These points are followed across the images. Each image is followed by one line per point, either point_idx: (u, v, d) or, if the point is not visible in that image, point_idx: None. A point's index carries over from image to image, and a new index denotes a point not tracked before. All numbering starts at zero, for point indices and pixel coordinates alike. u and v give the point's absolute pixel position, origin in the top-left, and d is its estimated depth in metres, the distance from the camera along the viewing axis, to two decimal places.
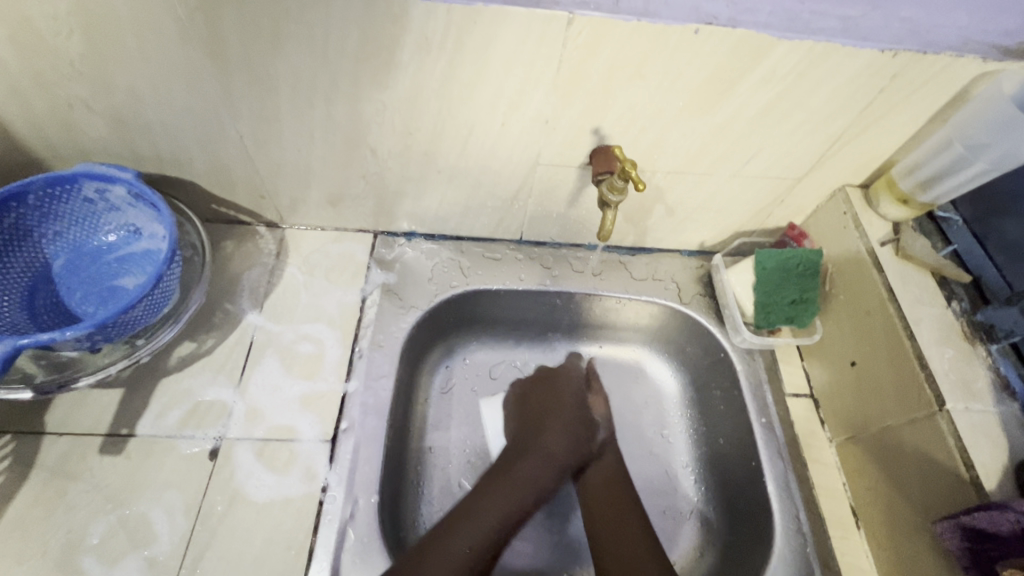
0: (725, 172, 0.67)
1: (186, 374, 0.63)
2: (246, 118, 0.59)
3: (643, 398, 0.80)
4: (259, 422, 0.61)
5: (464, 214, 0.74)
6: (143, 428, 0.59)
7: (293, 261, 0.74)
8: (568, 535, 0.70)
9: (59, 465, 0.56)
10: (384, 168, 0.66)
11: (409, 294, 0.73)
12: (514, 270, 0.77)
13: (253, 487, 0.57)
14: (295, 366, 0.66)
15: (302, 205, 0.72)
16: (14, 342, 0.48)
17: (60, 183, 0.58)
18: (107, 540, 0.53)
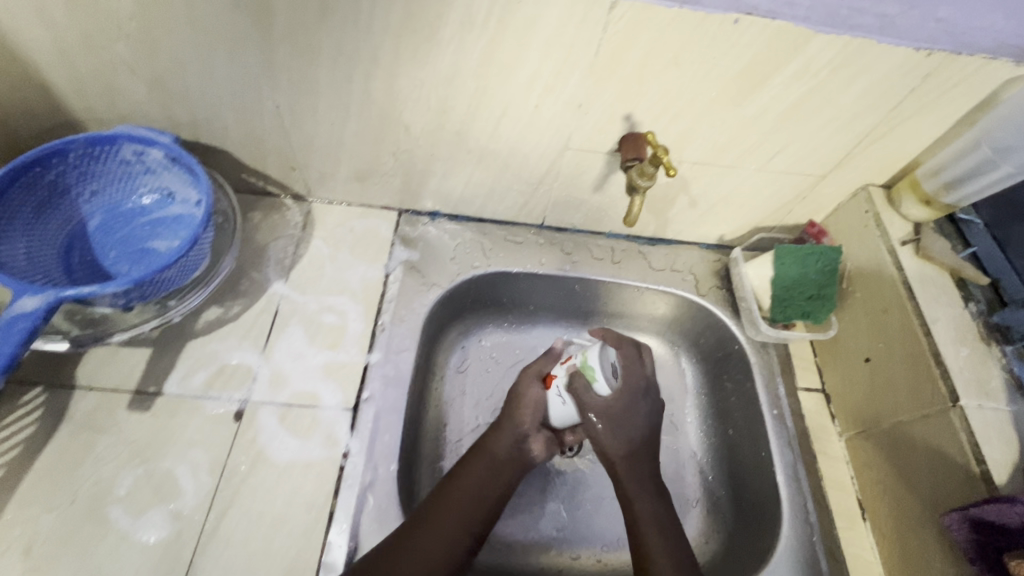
0: (750, 166, 0.68)
1: (213, 338, 0.64)
2: (284, 89, 0.60)
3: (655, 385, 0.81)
4: (282, 387, 0.63)
5: (490, 196, 0.75)
6: (169, 388, 0.61)
7: (318, 234, 0.75)
8: (575, 516, 0.72)
9: (88, 418, 0.58)
10: (416, 146, 0.67)
11: (431, 272, 0.74)
12: (535, 254, 0.78)
13: (276, 449, 0.59)
14: (318, 336, 0.67)
15: (331, 179, 0.73)
16: (57, 293, 0.49)
17: (101, 143, 0.59)
18: (134, 492, 0.55)
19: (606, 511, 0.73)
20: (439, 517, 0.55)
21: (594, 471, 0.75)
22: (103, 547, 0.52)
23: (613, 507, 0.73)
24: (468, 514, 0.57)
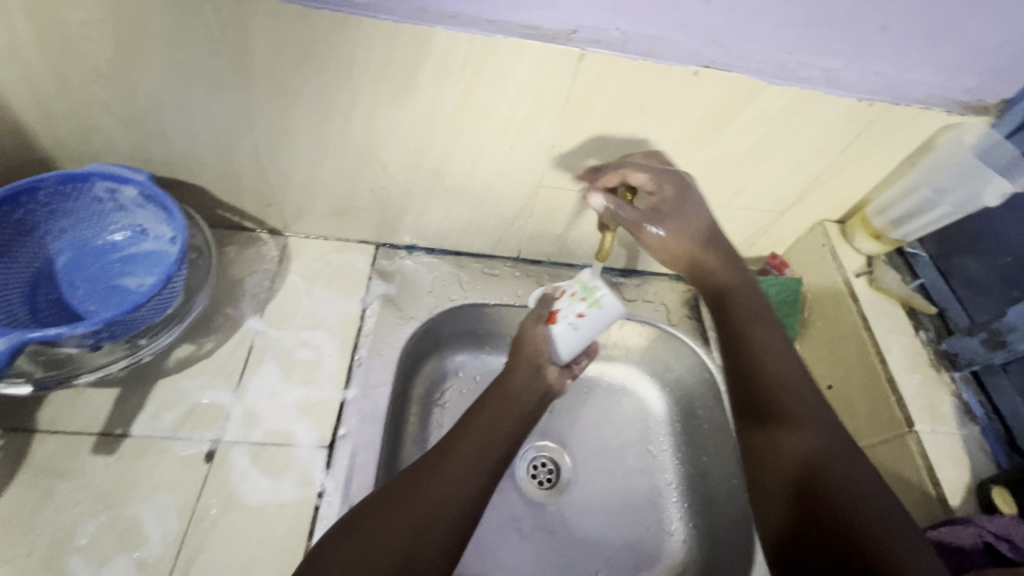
0: (714, 202, 0.71)
1: (184, 376, 0.63)
2: (263, 128, 0.61)
3: (631, 414, 0.84)
4: (256, 426, 0.61)
5: (466, 230, 0.77)
6: (137, 429, 0.59)
7: (294, 268, 0.75)
8: (556, 548, 0.72)
9: (49, 464, 0.56)
10: (394, 183, 0.68)
11: (408, 305, 0.75)
12: (511, 285, 0.80)
13: (248, 490, 0.57)
14: (294, 371, 0.66)
15: (307, 214, 0.74)
16: (23, 335, 0.48)
17: (72, 181, 0.59)
18: (96, 541, 0.52)
19: (587, 542, 0.73)
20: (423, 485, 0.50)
21: (572, 502, 0.76)
22: None
23: (592, 538, 0.73)
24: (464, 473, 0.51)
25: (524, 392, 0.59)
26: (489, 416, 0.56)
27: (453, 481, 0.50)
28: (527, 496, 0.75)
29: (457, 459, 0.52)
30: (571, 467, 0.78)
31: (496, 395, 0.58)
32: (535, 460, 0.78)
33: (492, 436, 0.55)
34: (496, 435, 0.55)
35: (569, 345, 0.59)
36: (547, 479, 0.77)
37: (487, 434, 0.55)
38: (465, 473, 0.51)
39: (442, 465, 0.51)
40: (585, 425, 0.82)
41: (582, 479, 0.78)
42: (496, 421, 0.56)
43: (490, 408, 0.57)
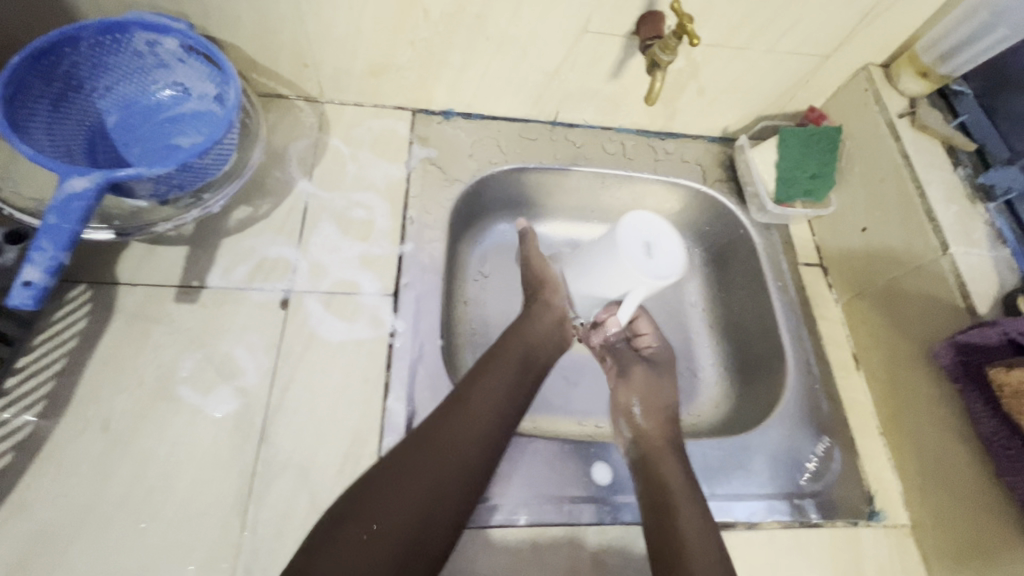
0: (760, 47, 0.70)
1: (248, 233, 0.65)
2: None
3: (665, 277, 0.86)
4: (323, 276, 0.65)
5: (506, 88, 0.76)
6: (213, 280, 0.62)
7: (335, 134, 0.75)
8: (598, 393, 0.77)
9: (138, 310, 0.59)
10: (435, 35, 0.67)
11: (452, 168, 0.76)
12: (550, 148, 0.80)
13: (326, 330, 0.62)
14: (351, 229, 0.69)
15: (344, 76, 0.72)
16: (109, 173, 0.49)
17: (112, 32, 0.57)
18: (197, 374, 0.57)
19: None
20: (433, 454, 0.51)
21: None
22: (177, 421, 0.55)
23: None
24: (472, 455, 0.53)
25: (527, 352, 0.63)
26: (496, 389, 0.58)
27: (437, 492, 0.49)
28: (569, 349, 0.80)
29: (461, 433, 0.53)
30: None
31: (513, 362, 0.61)
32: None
33: (498, 409, 0.56)
34: (499, 419, 0.56)
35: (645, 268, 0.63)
36: None
37: (472, 445, 0.53)
38: (451, 486, 0.50)
39: (426, 464, 0.50)
40: None
41: None
42: (487, 434, 0.54)
43: (476, 419, 0.55)
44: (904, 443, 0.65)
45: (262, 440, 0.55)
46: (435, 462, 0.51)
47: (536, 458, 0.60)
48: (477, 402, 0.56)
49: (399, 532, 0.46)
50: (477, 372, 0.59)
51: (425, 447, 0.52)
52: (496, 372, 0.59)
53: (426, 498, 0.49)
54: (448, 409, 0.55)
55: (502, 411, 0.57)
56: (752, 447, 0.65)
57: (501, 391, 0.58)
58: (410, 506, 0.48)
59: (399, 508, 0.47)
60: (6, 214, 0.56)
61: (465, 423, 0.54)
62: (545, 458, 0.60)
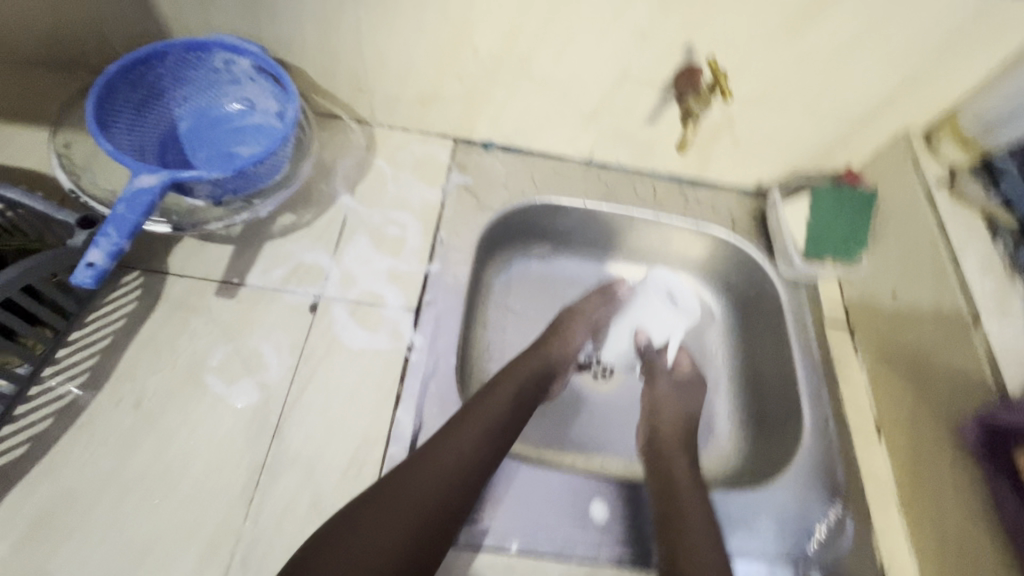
0: (797, 105, 0.71)
1: (289, 239, 0.70)
2: (367, 5, 0.64)
3: (688, 322, 0.87)
4: (352, 286, 0.68)
5: (544, 126, 0.79)
6: (252, 279, 0.67)
7: (380, 156, 0.79)
8: (607, 430, 0.77)
9: (181, 300, 0.64)
10: (482, 71, 0.71)
11: (486, 196, 0.79)
12: (581, 187, 0.83)
13: (349, 337, 0.65)
14: (384, 244, 0.72)
15: (395, 102, 0.77)
16: (175, 174, 0.54)
17: (195, 50, 0.64)
18: (225, 364, 0.61)
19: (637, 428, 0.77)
20: (424, 469, 0.54)
21: (624, 393, 0.80)
22: (200, 406, 0.58)
23: None
24: (460, 475, 0.54)
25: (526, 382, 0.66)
26: (491, 414, 0.60)
27: (431, 510, 0.52)
28: (581, 384, 0.80)
29: (450, 455, 0.55)
30: (624, 364, 0.82)
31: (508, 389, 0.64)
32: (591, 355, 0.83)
33: (487, 432, 0.58)
34: (491, 443, 0.58)
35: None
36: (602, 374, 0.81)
37: (465, 463, 0.55)
38: (443, 500, 0.53)
39: (421, 480, 0.53)
40: None
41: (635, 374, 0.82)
42: (481, 449, 0.57)
43: (464, 438, 0.57)
44: (924, 520, 0.62)
45: (275, 434, 0.58)
46: (425, 477, 0.53)
47: (533, 486, 0.60)
48: (473, 425, 0.58)
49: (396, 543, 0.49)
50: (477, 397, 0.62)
51: (418, 463, 0.54)
52: (494, 398, 0.62)
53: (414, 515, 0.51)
54: (443, 429, 0.57)
55: (490, 428, 0.59)
56: (759, 505, 0.63)
57: (493, 412, 0.60)
58: (407, 522, 0.50)
59: (398, 522, 0.50)
60: (83, 201, 0.62)
61: (458, 444, 0.56)
62: (535, 486, 0.60)
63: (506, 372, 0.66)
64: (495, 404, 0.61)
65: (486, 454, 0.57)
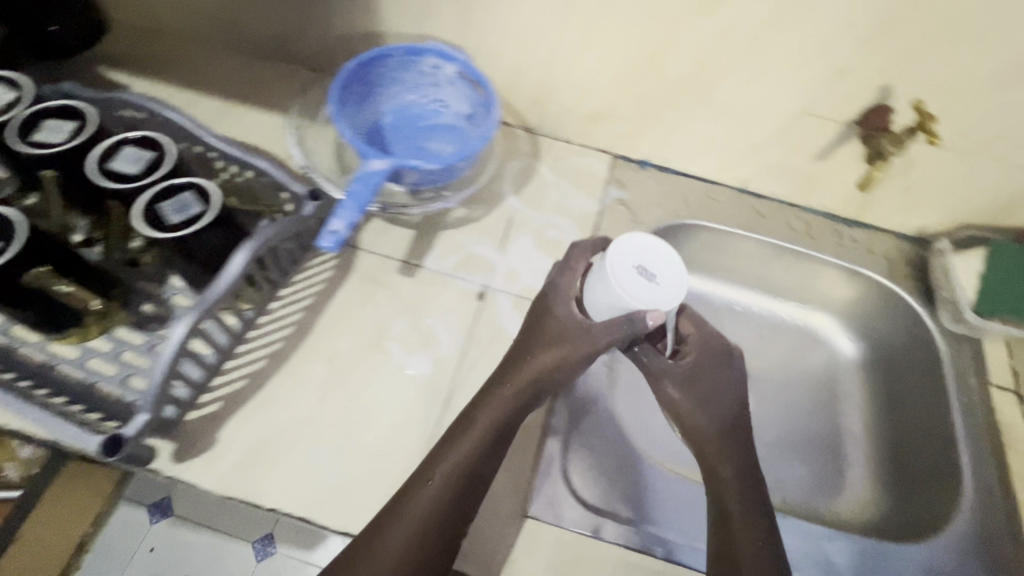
0: (988, 155, 0.69)
1: (462, 231, 0.76)
2: (572, 26, 0.69)
3: (821, 363, 0.85)
4: (516, 281, 0.73)
5: (706, 151, 0.81)
6: (429, 263, 0.73)
7: (544, 164, 0.84)
8: None
9: (370, 273, 0.71)
10: (661, 94, 0.75)
11: (641, 212, 0.82)
12: (734, 214, 0.84)
13: (513, 327, 0.69)
14: (545, 246, 0.77)
15: (567, 115, 0.82)
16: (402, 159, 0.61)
17: (412, 55, 0.72)
18: (405, 336, 0.67)
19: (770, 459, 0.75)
20: (418, 498, 0.52)
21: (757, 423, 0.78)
22: (382, 370, 0.64)
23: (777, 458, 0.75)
24: (452, 501, 0.52)
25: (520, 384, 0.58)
26: (486, 429, 0.55)
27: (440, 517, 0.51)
28: None
29: (445, 479, 0.53)
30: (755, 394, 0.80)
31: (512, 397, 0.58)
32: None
33: (490, 451, 0.55)
34: (483, 462, 0.54)
35: (656, 296, 0.54)
36: None
37: (465, 464, 0.54)
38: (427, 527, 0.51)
39: (423, 490, 0.52)
40: (773, 357, 0.85)
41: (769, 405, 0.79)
42: (485, 449, 0.55)
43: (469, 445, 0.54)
44: None
45: (445, 405, 0.63)
46: (413, 506, 0.51)
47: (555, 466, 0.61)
48: (468, 441, 0.55)
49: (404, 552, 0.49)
50: (479, 395, 0.58)
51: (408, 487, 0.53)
52: (490, 408, 0.57)
53: (405, 547, 0.50)
54: (441, 445, 0.55)
55: (505, 424, 0.56)
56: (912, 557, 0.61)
57: (499, 408, 0.57)
58: (414, 527, 0.50)
59: (394, 541, 0.50)
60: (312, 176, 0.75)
61: (460, 447, 0.54)
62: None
63: (511, 369, 0.59)
64: (500, 403, 0.57)
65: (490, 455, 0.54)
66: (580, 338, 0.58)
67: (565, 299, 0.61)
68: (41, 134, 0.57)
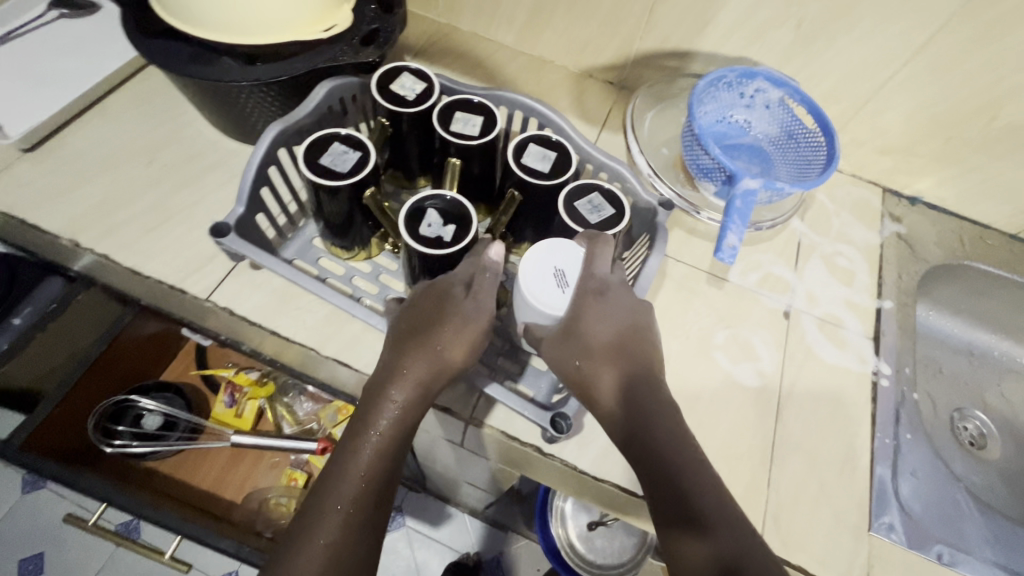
0: None
1: (756, 250, 0.79)
2: (919, 65, 0.72)
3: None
4: (816, 305, 0.76)
5: (995, 195, 0.83)
6: (733, 278, 0.76)
7: (821, 191, 0.87)
8: (997, 490, 0.80)
9: (683, 281, 0.75)
10: (981, 136, 0.77)
11: (920, 249, 0.84)
12: (1009, 260, 0.85)
13: (822, 349, 0.72)
14: (836, 272, 0.79)
15: (856, 146, 0.85)
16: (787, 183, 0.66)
17: (744, 77, 0.75)
18: (727, 345, 0.70)
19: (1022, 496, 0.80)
20: (346, 458, 0.50)
21: (999, 463, 0.83)
22: (713, 376, 0.68)
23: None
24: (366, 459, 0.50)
25: (437, 331, 0.54)
26: (408, 388, 0.52)
27: (369, 496, 0.49)
28: (964, 444, 0.83)
29: (365, 437, 0.51)
30: (994, 436, 0.86)
31: (429, 348, 0.53)
32: (959, 422, 0.85)
33: (398, 413, 0.52)
34: (400, 424, 0.52)
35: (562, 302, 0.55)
36: (976, 439, 0.84)
37: (394, 437, 0.51)
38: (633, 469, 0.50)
39: (348, 469, 0.50)
40: (1010, 405, 0.89)
41: (1009, 447, 0.85)
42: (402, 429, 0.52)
43: (600, 397, 0.52)
44: None
45: (776, 417, 0.66)
46: (345, 467, 0.50)
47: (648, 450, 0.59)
48: (380, 401, 0.52)
49: (338, 536, 0.47)
50: (390, 368, 0.54)
51: (344, 450, 0.51)
52: (416, 357, 0.53)
53: (343, 519, 0.48)
54: (367, 402, 0.53)
55: (621, 377, 0.52)
56: None
57: (413, 382, 0.53)
58: (341, 506, 0.48)
59: (347, 486, 0.49)
60: (645, 176, 0.81)
61: (381, 426, 0.51)
62: (1000, 540, 0.64)
63: (424, 349, 0.53)
64: (416, 372, 0.53)
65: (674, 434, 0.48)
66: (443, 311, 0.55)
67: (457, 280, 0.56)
68: (457, 126, 0.63)
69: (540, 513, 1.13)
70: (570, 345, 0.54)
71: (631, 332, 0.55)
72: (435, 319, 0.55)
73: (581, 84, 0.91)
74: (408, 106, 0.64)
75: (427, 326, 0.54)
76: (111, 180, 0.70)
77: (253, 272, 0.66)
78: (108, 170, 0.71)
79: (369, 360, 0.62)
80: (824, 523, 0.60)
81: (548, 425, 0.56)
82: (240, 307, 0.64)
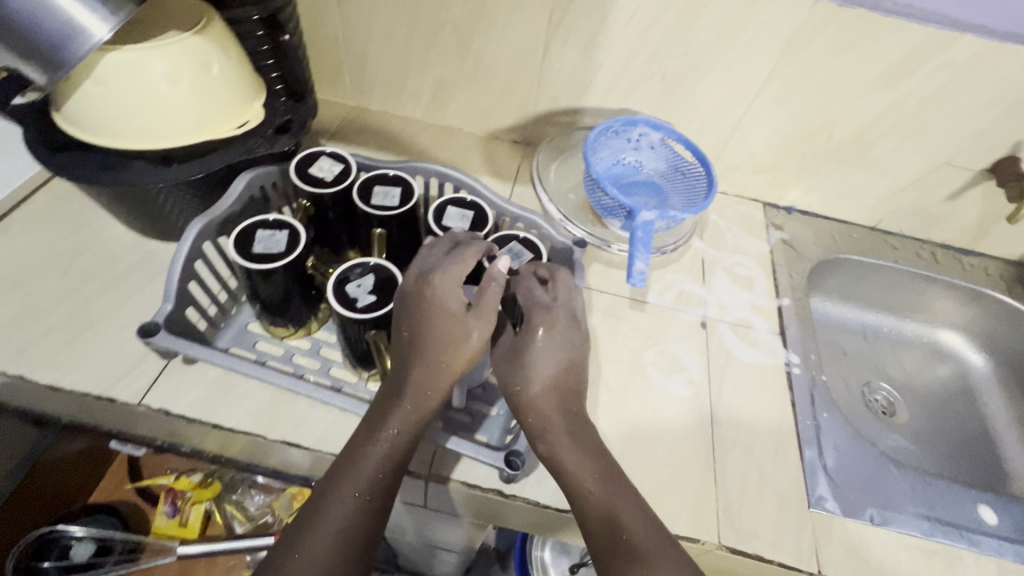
0: None
1: (668, 271, 0.88)
2: (763, 100, 0.86)
3: (949, 373, 1.00)
4: (727, 312, 0.85)
5: (849, 196, 0.98)
6: (652, 298, 0.84)
7: (713, 212, 0.98)
8: (913, 450, 0.90)
9: (609, 309, 0.82)
10: (826, 150, 0.91)
11: (803, 249, 0.96)
12: (874, 248, 0.99)
13: (739, 350, 0.80)
14: (739, 280, 0.89)
15: (732, 170, 0.98)
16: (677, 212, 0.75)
17: (626, 125, 0.86)
18: (657, 360, 0.77)
19: (934, 452, 0.90)
20: (361, 450, 0.51)
21: (910, 425, 0.93)
22: (650, 391, 0.73)
23: (938, 451, 0.90)
24: (382, 450, 0.51)
25: (443, 335, 0.55)
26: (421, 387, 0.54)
27: (382, 488, 0.50)
28: (877, 413, 0.93)
29: (378, 430, 0.53)
30: (901, 402, 0.96)
31: (435, 350, 0.55)
32: (870, 394, 0.96)
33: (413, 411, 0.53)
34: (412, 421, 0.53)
35: None
36: (887, 406, 0.95)
37: (407, 434, 0.53)
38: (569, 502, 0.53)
39: (363, 462, 0.51)
40: (908, 371, 1.01)
41: (914, 409, 0.96)
42: (415, 429, 0.53)
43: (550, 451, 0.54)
44: None
45: (710, 420, 0.72)
46: (359, 456, 0.51)
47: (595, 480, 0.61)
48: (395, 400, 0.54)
49: (353, 524, 0.48)
50: (402, 370, 0.56)
51: (358, 442, 0.52)
52: (422, 361, 0.55)
53: (359, 509, 0.48)
54: (382, 401, 0.55)
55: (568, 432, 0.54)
56: None
57: (422, 381, 0.54)
58: (357, 493, 0.49)
59: (362, 475, 0.50)
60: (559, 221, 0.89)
61: (395, 423, 0.53)
62: (919, 492, 0.71)
63: (431, 352, 0.55)
64: (426, 372, 0.55)
65: (604, 462, 0.53)
66: (450, 322, 0.56)
67: (453, 289, 0.57)
68: (378, 199, 0.68)
69: (518, 567, 1.10)
70: (510, 376, 0.57)
71: (571, 366, 0.58)
72: (440, 321, 0.56)
73: (490, 146, 0.99)
74: (328, 186, 0.68)
75: (432, 337, 0.55)
76: (22, 297, 0.68)
77: (188, 367, 0.65)
78: (17, 288, 0.69)
79: (319, 435, 0.62)
80: (770, 508, 0.65)
81: (503, 463, 0.58)
82: (177, 405, 0.62)
